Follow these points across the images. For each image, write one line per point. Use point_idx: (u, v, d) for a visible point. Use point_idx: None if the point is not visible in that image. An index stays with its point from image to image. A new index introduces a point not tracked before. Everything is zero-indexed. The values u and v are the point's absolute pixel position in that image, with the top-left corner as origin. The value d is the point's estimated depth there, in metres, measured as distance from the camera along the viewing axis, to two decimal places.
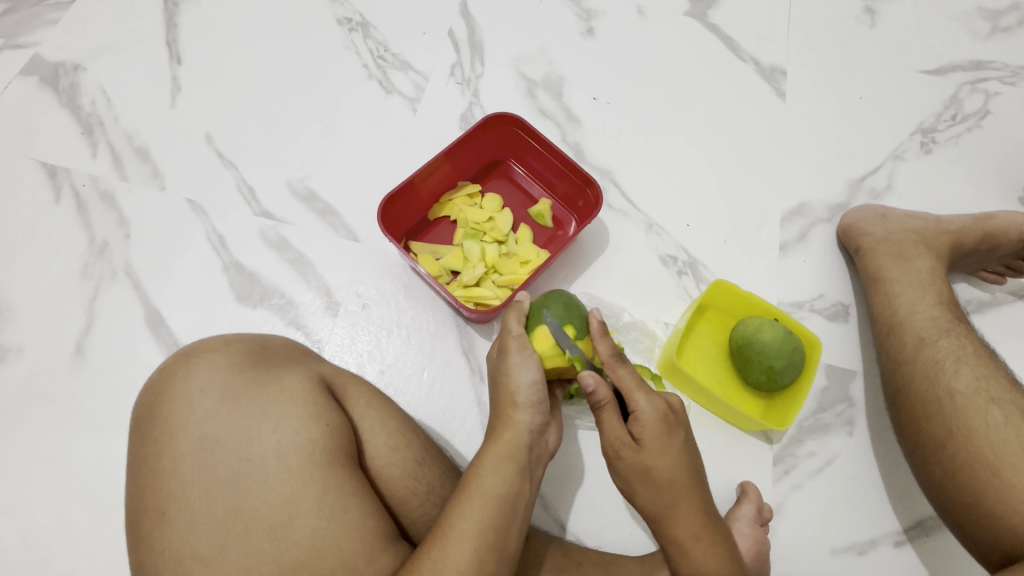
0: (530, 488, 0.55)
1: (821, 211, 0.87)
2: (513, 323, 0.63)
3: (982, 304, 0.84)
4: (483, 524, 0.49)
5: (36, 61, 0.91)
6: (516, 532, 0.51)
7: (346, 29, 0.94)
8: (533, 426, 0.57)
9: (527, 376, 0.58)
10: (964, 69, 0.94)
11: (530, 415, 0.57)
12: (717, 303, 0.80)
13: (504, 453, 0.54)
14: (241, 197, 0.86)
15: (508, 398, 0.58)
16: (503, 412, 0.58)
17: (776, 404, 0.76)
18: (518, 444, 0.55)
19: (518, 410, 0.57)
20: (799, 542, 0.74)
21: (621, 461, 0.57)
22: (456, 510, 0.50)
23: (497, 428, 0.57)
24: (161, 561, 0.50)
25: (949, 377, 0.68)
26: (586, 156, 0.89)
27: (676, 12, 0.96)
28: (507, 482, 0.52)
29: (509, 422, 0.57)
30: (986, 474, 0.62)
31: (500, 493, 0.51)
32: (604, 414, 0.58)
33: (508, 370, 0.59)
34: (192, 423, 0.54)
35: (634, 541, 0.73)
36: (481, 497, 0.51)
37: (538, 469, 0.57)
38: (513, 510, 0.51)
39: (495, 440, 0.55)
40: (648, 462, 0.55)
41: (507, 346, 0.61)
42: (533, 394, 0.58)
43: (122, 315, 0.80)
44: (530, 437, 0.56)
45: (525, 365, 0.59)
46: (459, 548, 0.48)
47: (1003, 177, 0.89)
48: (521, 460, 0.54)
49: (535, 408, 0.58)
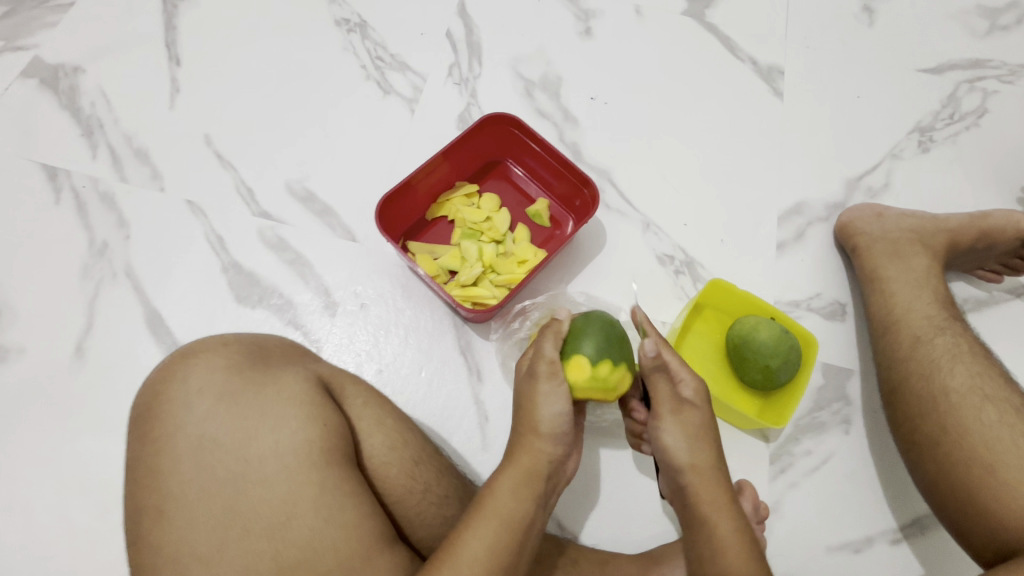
0: (542, 515, 0.55)
1: (818, 210, 0.87)
2: (548, 346, 0.61)
3: (979, 302, 0.84)
4: (494, 549, 0.49)
5: (36, 63, 0.91)
6: (527, 556, 0.52)
7: (345, 30, 0.94)
8: (553, 456, 0.56)
9: (553, 407, 0.57)
10: (962, 67, 0.94)
11: (551, 445, 0.56)
12: (713, 302, 0.80)
13: (522, 480, 0.54)
14: (240, 198, 0.86)
15: (530, 426, 0.57)
16: (523, 437, 0.57)
17: (772, 403, 0.77)
18: (537, 473, 0.54)
19: (540, 438, 0.56)
20: (795, 540, 0.75)
21: (673, 417, 0.56)
22: (465, 528, 0.50)
23: (516, 453, 0.56)
24: (160, 560, 0.51)
25: (943, 375, 0.68)
26: (584, 156, 0.89)
27: (674, 12, 0.96)
28: (524, 510, 0.52)
29: (529, 448, 0.56)
30: (979, 471, 0.62)
31: (513, 521, 0.51)
32: (658, 377, 0.59)
33: (534, 398, 0.58)
34: (190, 423, 0.54)
35: (631, 540, 0.74)
36: (494, 522, 0.50)
37: (553, 494, 0.57)
38: (526, 536, 0.51)
39: (514, 465, 0.55)
40: (700, 418, 0.56)
41: (538, 370, 0.60)
42: (557, 425, 0.57)
43: (122, 315, 0.81)
44: (549, 466, 0.56)
45: (553, 395, 0.58)
46: (467, 563, 0.48)
47: (1000, 175, 0.89)
48: (537, 489, 0.54)
49: (558, 438, 0.57)
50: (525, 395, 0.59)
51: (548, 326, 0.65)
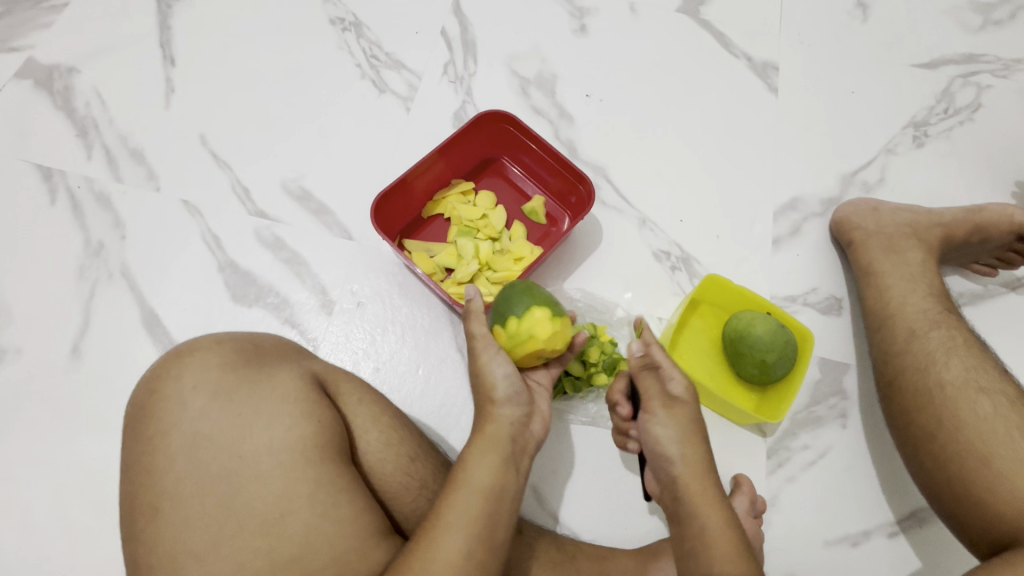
0: (518, 479, 0.55)
1: (814, 206, 0.88)
2: (476, 325, 0.63)
3: (975, 296, 0.84)
4: (470, 513, 0.50)
5: (30, 64, 0.91)
6: (507, 520, 0.52)
7: (339, 29, 0.94)
8: (514, 419, 0.57)
9: (498, 371, 0.60)
10: (955, 62, 0.94)
11: (511, 407, 0.58)
12: (709, 298, 0.80)
13: (489, 445, 0.54)
14: (236, 197, 0.86)
15: (487, 395, 0.59)
16: (484, 407, 0.58)
17: (770, 397, 0.77)
18: (501, 436, 0.55)
19: (497, 404, 0.58)
20: (793, 534, 0.75)
21: (661, 413, 0.57)
22: (443, 503, 0.50)
23: (480, 423, 0.57)
24: (155, 559, 0.51)
25: (939, 368, 0.68)
26: (579, 153, 0.89)
27: (668, 9, 0.96)
28: (495, 473, 0.53)
29: (490, 416, 0.57)
30: (975, 463, 0.62)
31: (486, 485, 0.51)
32: (645, 374, 0.61)
33: (480, 368, 0.60)
34: (184, 421, 0.54)
35: (627, 535, 0.74)
36: (469, 489, 0.51)
37: (526, 459, 0.58)
38: (501, 501, 0.52)
39: (479, 434, 0.56)
40: (689, 415, 0.57)
41: (476, 347, 0.62)
42: (509, 387, 0.59)
43: (119, 315, 0.81)
44: (513, 429, 0.57)
45: (497, 361, 0.61)
46: (449, 538, 0.48)
47: (995, 170, 0.90)
48: (505, 451, 0.54)
49: (515, 400, 0.59)
50: (474, 371, 0.61)
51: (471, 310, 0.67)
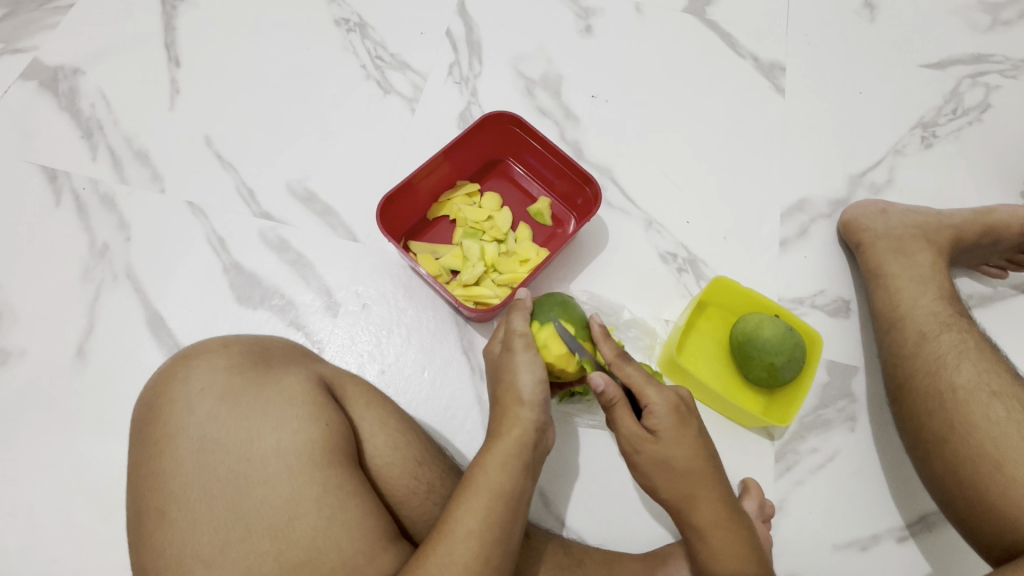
0: (531, 484, 0.55)
1: (821, 207, 0.87)
2: (519, 322, 0.64)
3: (984, 298, 0.83)
4: (487, 519, 0.49)
5: (35, 65, 0.91)
6: (518, 525, 0.51)
7: (344, 30, 0.94)
8: (537, 424, 0.57)
9: (533, 375, 0.59)
10: (964, 62, 0.93)
11: (535, 412, 0.58)
12: (717, 300, 0.79)
13: (508, 449, 0.54)
14: (241, 199, 0.86)
15: (514, 396, 0.58)
16: (507, 408, 0.58)
17: (778, 401, 0.76)
18: (523, 441, 0.55)
19: (523, 407, 0.58)
20: (801, 538, 0.74)
21: (641, 454, 0.57)
22: (460, 504, 0.50)
23: (500, 427, 0.57)
24: (163, 562, 0.50)
25: (950, 372, 0.68)
26: (585, 154, 0.89)
27: (674, 10, 0.96)
28: (512, 478, 0.52)
29: (513, 418, 0.57)
30: (988, 468, 0.62)
31: (503, 489, 0.51)
32: (619, 413, 0.58)
33: (513, 369, 0.60)
34: (192, 424, 0.54)
35: (634, 539, 0.73)
36: (485, 493, 0.51)
37: (540, 464, 0.58)
38: (516, 506, 0.52)
39: (499, 438, 0.56)
40: (667, 450, 0.56)
41: (513, 343, 0.62)
42: (537, 393, 0.59)
43: (124, 318, 0.80)
44: (535, 435, 0.57)
45: (530, 363, 0.60)
46: (464, 544, 0.48)
47: (1003, 171, 0.89)
48: (524, 456, 0.55)
49: (540, 406, 0.59)
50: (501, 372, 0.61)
51: (512, 305, 0.67)
